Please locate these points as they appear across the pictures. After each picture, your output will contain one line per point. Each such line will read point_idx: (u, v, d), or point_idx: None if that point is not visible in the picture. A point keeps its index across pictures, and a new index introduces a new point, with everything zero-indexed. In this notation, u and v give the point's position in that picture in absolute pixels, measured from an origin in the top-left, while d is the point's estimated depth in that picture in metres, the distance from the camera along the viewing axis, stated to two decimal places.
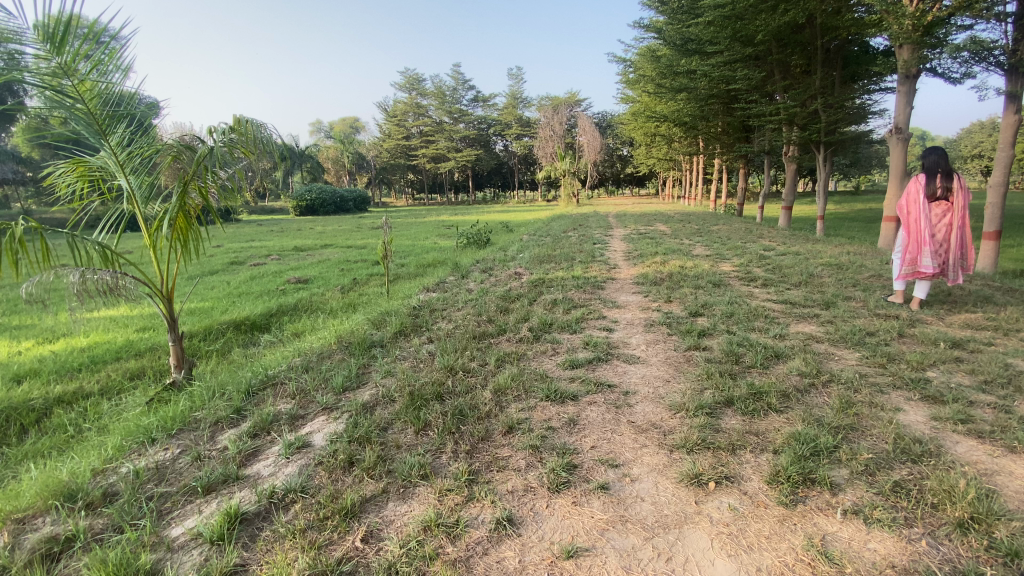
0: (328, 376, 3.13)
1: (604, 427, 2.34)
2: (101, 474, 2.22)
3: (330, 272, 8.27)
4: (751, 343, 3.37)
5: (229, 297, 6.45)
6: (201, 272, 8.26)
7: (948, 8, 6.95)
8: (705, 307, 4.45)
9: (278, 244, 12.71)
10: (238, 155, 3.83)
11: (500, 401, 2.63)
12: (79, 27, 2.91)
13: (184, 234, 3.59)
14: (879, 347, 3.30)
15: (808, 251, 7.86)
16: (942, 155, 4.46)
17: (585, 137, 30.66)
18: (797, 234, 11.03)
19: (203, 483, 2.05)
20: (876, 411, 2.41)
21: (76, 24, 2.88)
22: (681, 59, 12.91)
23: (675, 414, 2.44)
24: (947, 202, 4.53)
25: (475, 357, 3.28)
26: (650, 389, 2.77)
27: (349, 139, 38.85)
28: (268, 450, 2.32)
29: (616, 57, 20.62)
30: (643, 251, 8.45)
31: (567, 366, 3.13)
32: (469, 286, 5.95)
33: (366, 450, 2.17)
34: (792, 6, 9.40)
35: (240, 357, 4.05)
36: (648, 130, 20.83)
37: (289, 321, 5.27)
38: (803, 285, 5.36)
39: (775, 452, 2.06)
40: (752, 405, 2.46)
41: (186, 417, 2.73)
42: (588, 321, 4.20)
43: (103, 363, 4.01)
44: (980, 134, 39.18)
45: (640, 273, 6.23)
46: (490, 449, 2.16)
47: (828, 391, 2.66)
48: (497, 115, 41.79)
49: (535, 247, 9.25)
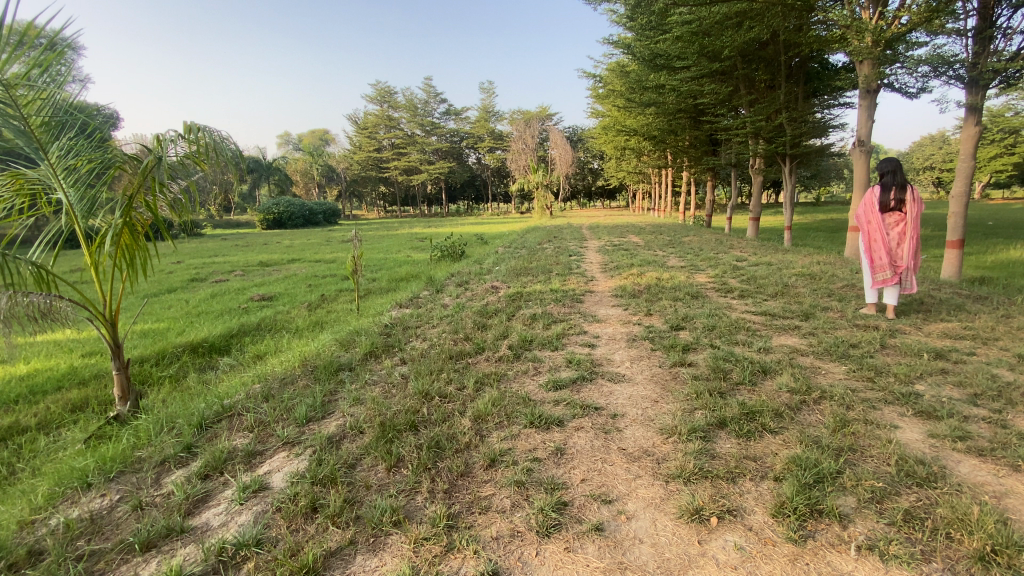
0: (290, 405, 2.87)
1: (593, 456, 2.17)
2: (25, 528, 1.91)
3: (296, 288, 7.91)
4: (737, 358, 3.26)
5: (186, 317, 6.03)
6: (157, 290, 7.78)
7: (906, 24, 7.30)
8: (687, 320, 4.36)
9: (243, 259, 12.19)
10: (192, 166, 3.52)
11: (481, 429, 2.44)
12: (38, 37, 2.65)
13: (130, 251, 3.27)
14: (864, 359, 3.26)
15: (780, 261, 7.96)
16: (894, 166, 4.56)
17: (557, 150, 31.03)
18: (767, 244, 11.23)
19: (142, 539, 1.77)
20: (873, 429, 2.32)
21: (33, 35, 2.61)
22: (650, 73, 13.10)
23: (667, 439, 2.29)
24: (900, 213, 4.62)
25: (452, 380, 3.08)
26: (639, 411, 2.61)
27: (318, 152, 38.20)
28: (220, 494, 2.06)
29: (586, 72, 20.94)
30: (619, 262, 8.40)
31: (550, 387, 2.95)
32: (444, 301, 5.73)
33: (332, 494, 1.94)
34: (757, 23, 9.59)
35: (195, 385, 3.72)
36: (617, 144, 21.12)
37: (252, 343, 4.94)
38: (780, 296, 5.34)
39: (776, 480, 1.93)
40: (746, 426, 2.33)
41: (128, 457, 2.43)
42: (569, 337, 4.05)
43: (42, 394, 3.62)
44: (929, 147, 41.33)
45: (618, 286, 6.14)
46: (471, 487, 1.96)
47: (820, 408, 2.56)
48: (469, 129, 41.93)
49: (511, 259, 9.11)
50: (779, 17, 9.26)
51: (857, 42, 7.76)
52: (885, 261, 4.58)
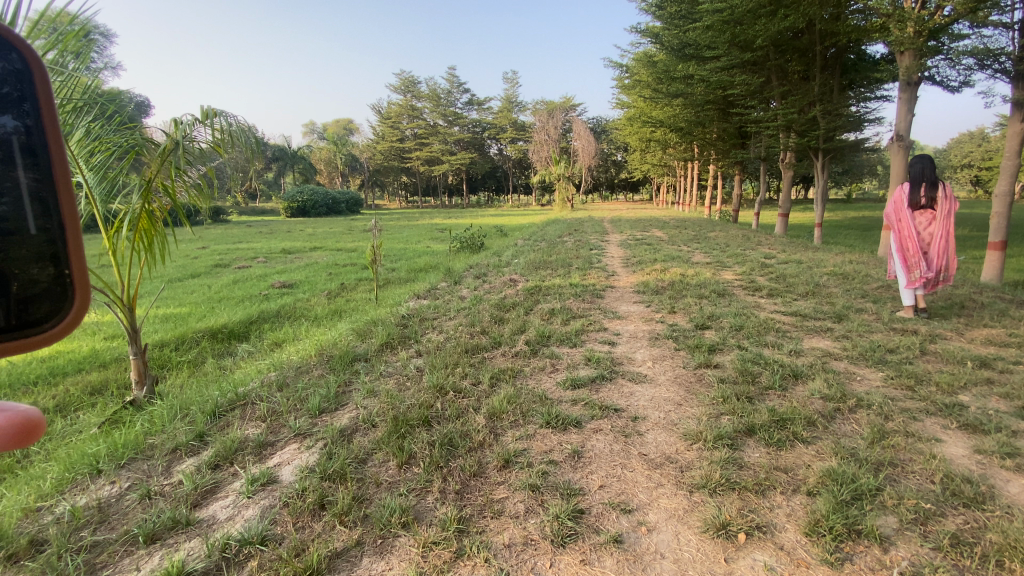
0: (304, 396, 2.83)
1: (612, 461, 2.07)
2: (31, 515, 1.91)
3: (316, 276, 7.93)
4: (767, 361, 3.11)
5: (208, 302, 6.10)
6: (181, 275, 7.91)
7: (951, 14, 6.93)
8: (712, 318, 4.19)
9: (265, 246, 12.34)
10: (209, 151, 3.44)
11: (495, 428, 2.35)
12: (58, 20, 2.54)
13: (148, 236, 3.23)
14: (902, 365, 3.07)
15: (810, 260, 7.67)
16: (928, 163, 4.39)
17: (580, 142, 30.67)
18: (796, 242, 10.87)
19: (146, 531, 1.74)
20: (913, 442, 2.17)
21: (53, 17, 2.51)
22: (678, 64, 12.77)
23: (691, 445, 2.18)
24: (931, 212, 4.45)
25: (467, 375, 2.99)
26: (660, 414, 2.50)
27: (342, 141, 38.53)
28: (229, 486, 2.03)
29: (612, 63, 20.58)
30: (641, 257, 8.22)
31: (568, 386, 2.85)
32: (462, 293, 5.66)
33: (340, 491, 1.88)
34: (792, 12, 9.19)
35: (212, 371, 3.72)
36: (642, 136, 20.76)
37: (271, 330, 4.95)
38: (810, 296, 5.12)
39: (810, 495, 1.80)
40: (776, 434, 2.20)
41: (139, 443, 2.42)
42: (589, 334, 3.93)
43: (63, 376, 3.68)
44: (967, 144, 39.63)
45: (640, 281, 5.98)
46: (483, 489, 1.89)
47: (856, 418, 2.40)
48: (492, 120, 41.70)
49: (530, 252, 9.01)
50: (816, 5, 8.83)
51: (899, 32, 7.38)
52: (914, 260, 4.38)
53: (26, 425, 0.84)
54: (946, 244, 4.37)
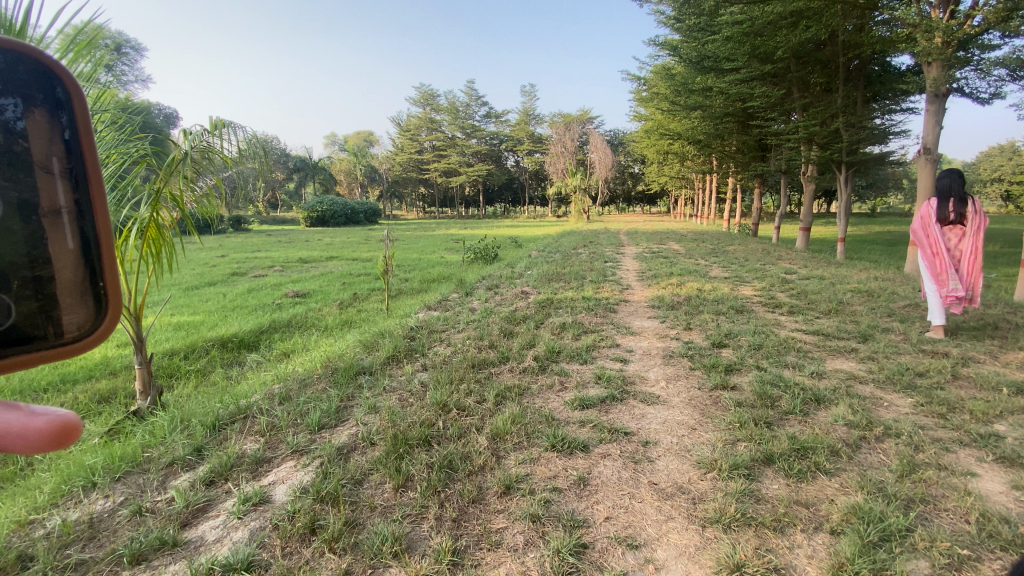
0: (305, 411, 2.77)
1: (620, 490, 1.95)
2: (22, 529, 1.85)
3: (330, 286, 7.94)
4: (787, 384, 2.95)
5: (221, 311, 6.15)
6: (198, 284, 8.00)
7: (980, 24, 6.74)
8: (730, 336, 4.04)
9: (283, 255, 12.48)
10: (217, 161, 3.45)
11: (498, 449, 2.26)
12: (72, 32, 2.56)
13: (156, 245, 3.22)
14: (932, 391, 2.88)
15: (833, 276, 7.43)
16: (956, 177, 4.20)
17: (597, 154, 30.68)
18: (817, 257, 10.59)
19: (131, 552, 1.67)
20: (946, 476, 2.01)
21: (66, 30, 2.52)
22: (697, 76, 12.67)
23: (704, 475, 2.05)
24: (960, 228, 4.26)
25: (472, 392, 2.90)
26: (673, 439, 2.37)
27: (362, 153, 39.18)
28: (221, 504, 1.96)
29: (630, 75, 20.56)
30: (657, 270, 8.07)
31: (576, 406, 2.74)
32: (473, 304, 5.59)
33: (333, 514, 1.80)
34: (814, 23, 9.02)
35: (220, 381, 3.70)
36: (660, 148, 20.65)
37: (281, 340, 4.93)
38: (833, 314, 4.93)
39: (832, 534, 1.67)
40: (797, 465, 2.06)
41: (137, 456, 2.37)
42: (600, 350, 3.82)
43: (73, 383, 3.69)
44: (997, 158, 38.58)
45: (655, 296, 5.85)
46: (481, 516, 1.79)
47: (884, 448, 2.25)
48: (509, 132, 42.01)
49: (544, 263, 8.92)
50: (838, 16, 8.58)
51: (926, 43, 7.20)
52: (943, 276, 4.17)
53: (63, 428, 0.73)
54: (975, 262, 4.19)
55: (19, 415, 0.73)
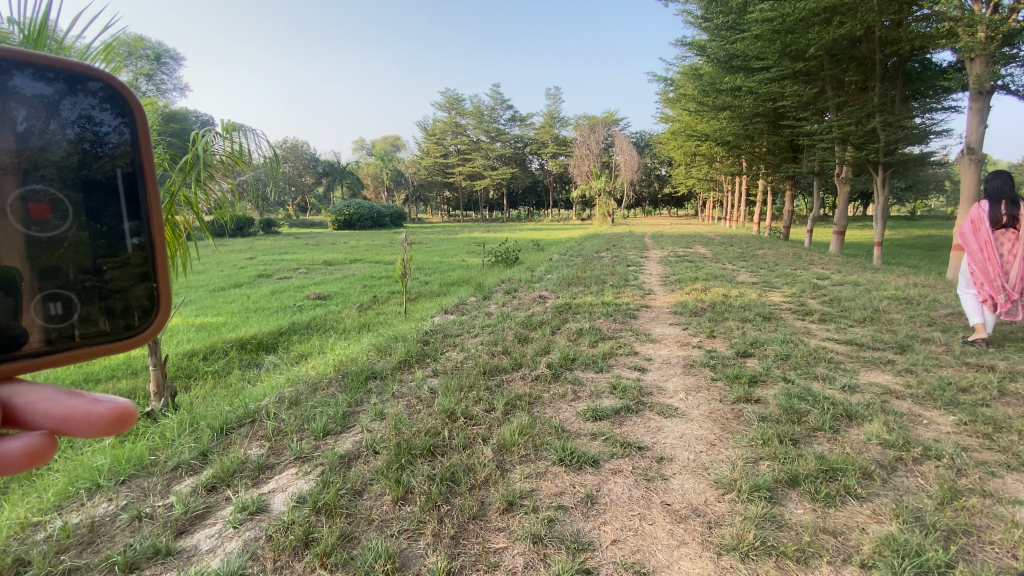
0: (313, 416, 2.74)
1: (629, 510, 1.83)
2: (24, 531, 1.85)
3: (352, 288, 8.00)
4: (815, 398, 2.77)
5: (244, 312, 6.25)
6: (225, 285, 8.18)
7: None
8: (755, 346, 3.85)
9: (309, 258, 12.67)
10: (230, 165, 3.44)
11: (503, 462, 2.17)
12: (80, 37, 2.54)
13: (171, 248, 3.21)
14: (977, 408, 2.66)
15: (868, 282, 7.08)
16: (1008, 179, 3.95)
17: (623, 156, 30.33)
18: (852, 261, 10.12)
19: (125, 559, 1.63)
20: (992, 505, 1.81)
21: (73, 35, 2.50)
22: (725, 76, 12.38)
23: (722, 496, 1.91)
24: (1015, 231, 3.97)
25: (481, 400, 2.82)
26: (690, 456, 2.24)
27: (388, 158, 39.70)
28: (218, 512, 1.92)
29: (656, 76, 20.23)
30: (681, 275, 7.85)
31: (589, 418, 2.62)
32: (489, 308, 5.53)
33: (327, 526, 1.75)
34: (848, 19, 8.63)
35: (235, 383, 3.72)
36: (687, 150, 20.27)
37: (298, 342, 4.96)
38: (868, 322, 4.67)
39: (863, 568, 1.51)
40: (825, 488, 1.90)
41: (143, 459, 2.37)
42: (617, 358, 3.69)
43: (95, 382, 3.77)
44: None
45: (679, 301, 5.67)
46: (481, 535, 1.70)
47: (921, 471, 2.06)
48: (534, 135, 41.97)
49: (564, 267, 8.79)
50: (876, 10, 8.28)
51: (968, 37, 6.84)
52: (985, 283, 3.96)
53: (122, 413, 0.80)
54: None
55: (83, 401, 0.81)
